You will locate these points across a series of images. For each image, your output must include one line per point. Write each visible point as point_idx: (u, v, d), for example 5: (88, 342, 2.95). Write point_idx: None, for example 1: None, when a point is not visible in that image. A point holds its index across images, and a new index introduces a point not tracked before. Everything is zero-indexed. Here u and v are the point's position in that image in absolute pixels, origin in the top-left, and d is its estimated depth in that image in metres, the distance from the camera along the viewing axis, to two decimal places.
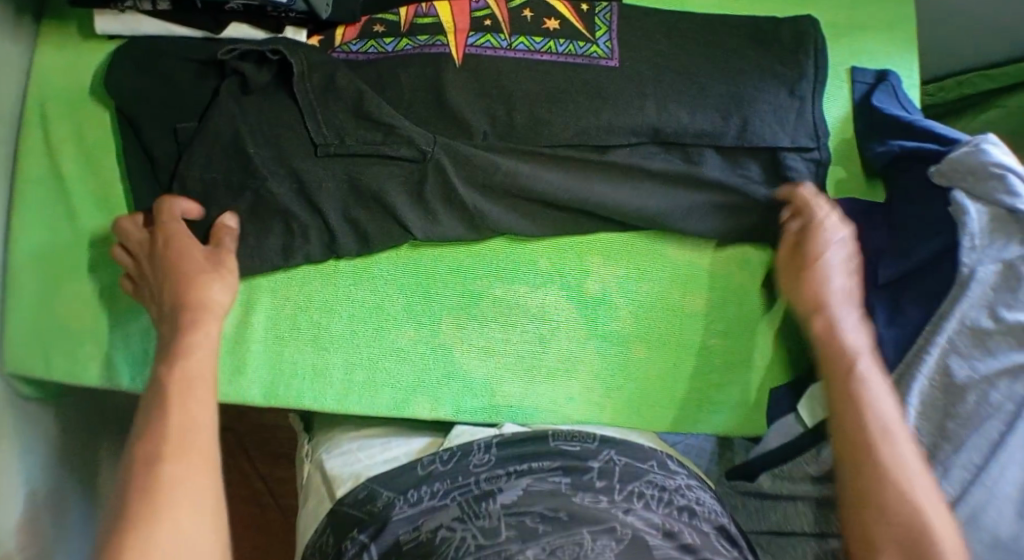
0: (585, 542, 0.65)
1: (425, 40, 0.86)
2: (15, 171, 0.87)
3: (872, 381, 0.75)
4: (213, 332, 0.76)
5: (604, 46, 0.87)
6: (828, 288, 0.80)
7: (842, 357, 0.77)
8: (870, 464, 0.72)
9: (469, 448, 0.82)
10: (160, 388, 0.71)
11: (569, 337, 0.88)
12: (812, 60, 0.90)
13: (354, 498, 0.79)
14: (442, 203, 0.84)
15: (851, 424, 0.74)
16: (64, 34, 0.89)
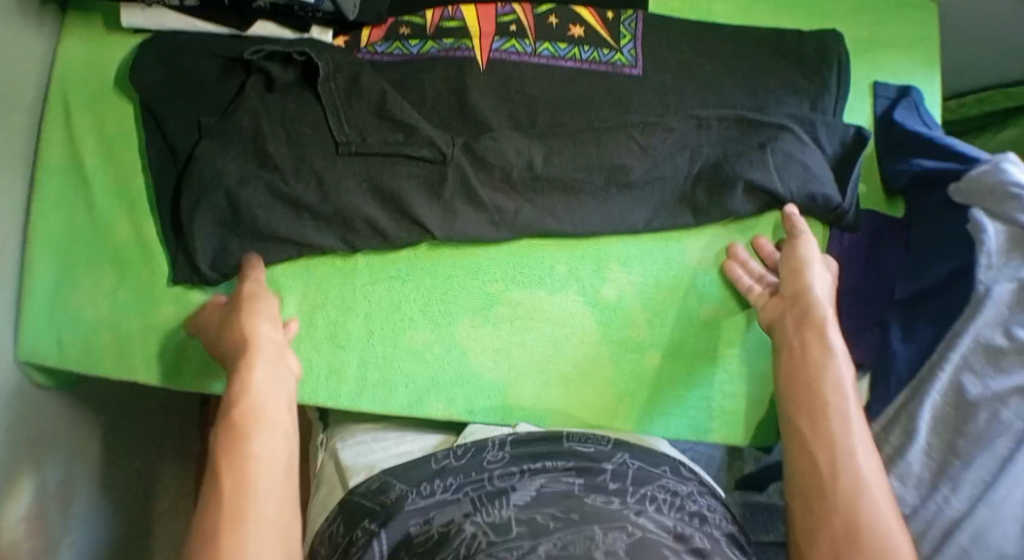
0: (596, 537, 0.65)
1: (451, 44, 0.88)
2: (37, 159, 0.88)
3: (848, 438, 0.72)
4: (279, 413, 0.73)
5: (628, 54, 0.89)
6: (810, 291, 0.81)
7: (829, 409, 0.73)
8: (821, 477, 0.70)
9: (483, 446, 0.83)
10: (235, 430, 0.71)
11: (583, 342, 0.88)
12: (835, 79, 0.91)
13: (367, 488, 0.81)
14: (463, 203, 0.85)
15: (823, 471, 0.71)
16: (91, 25, 0.90)
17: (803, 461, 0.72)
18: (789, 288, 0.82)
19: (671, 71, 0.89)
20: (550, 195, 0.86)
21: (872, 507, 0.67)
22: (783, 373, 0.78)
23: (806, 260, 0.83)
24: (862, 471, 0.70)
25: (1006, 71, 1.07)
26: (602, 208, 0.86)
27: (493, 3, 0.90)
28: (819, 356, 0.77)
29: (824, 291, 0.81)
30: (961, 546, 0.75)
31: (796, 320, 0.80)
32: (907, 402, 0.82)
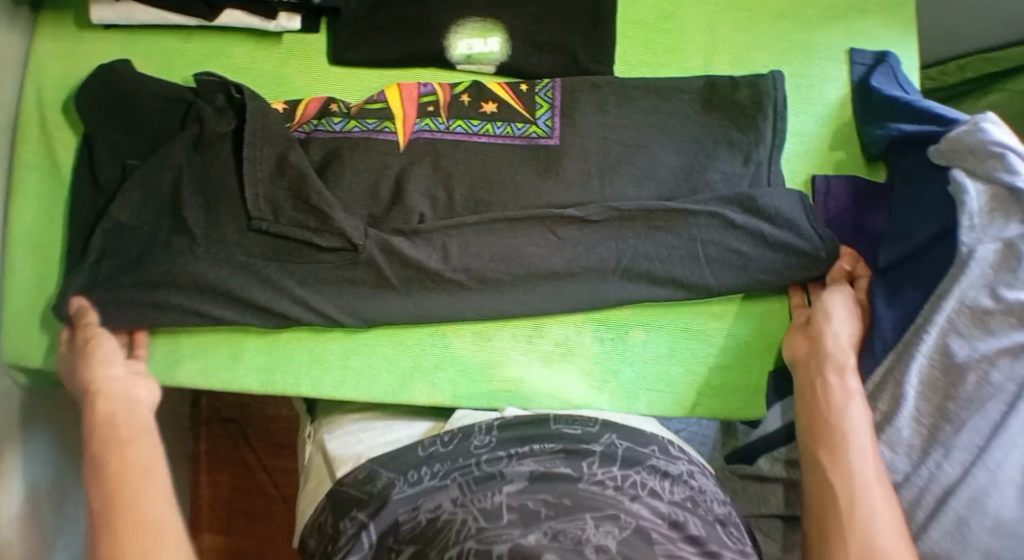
0: (586, 528, 0.66)
1: (374, 125, 0.84)
2: (14, 161, 0.88)
3: (857, 453, 0.74)
4: (137, 401, 0.78)
5: (543, 124, 0.85)
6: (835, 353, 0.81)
7: (835, 426, 0.76)
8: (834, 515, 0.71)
9: (470, 431, 0.81)
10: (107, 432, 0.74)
11: (564, 320, 0.87)
12: (770, 119, 0.87)
13: (354, 478, 0.80)
14: (382, 255, 0.82)
15: (834, 483, 0.73)
16: (62, 24, 0.90)
17: (822, 496, 0.72)
18: (817, 335, 0.83)
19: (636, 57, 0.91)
20: (471, 244, 0.83)
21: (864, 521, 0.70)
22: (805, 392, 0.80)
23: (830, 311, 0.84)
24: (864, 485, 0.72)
25: (987, 34, 1.05)
26: (521, 254, 0.83)
27: (415, 83, 0.87)
28: (840, 397, 0.77)
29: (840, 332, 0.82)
30: (954, 515, 0.75)
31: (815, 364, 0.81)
32: (893, 367, 0.81)
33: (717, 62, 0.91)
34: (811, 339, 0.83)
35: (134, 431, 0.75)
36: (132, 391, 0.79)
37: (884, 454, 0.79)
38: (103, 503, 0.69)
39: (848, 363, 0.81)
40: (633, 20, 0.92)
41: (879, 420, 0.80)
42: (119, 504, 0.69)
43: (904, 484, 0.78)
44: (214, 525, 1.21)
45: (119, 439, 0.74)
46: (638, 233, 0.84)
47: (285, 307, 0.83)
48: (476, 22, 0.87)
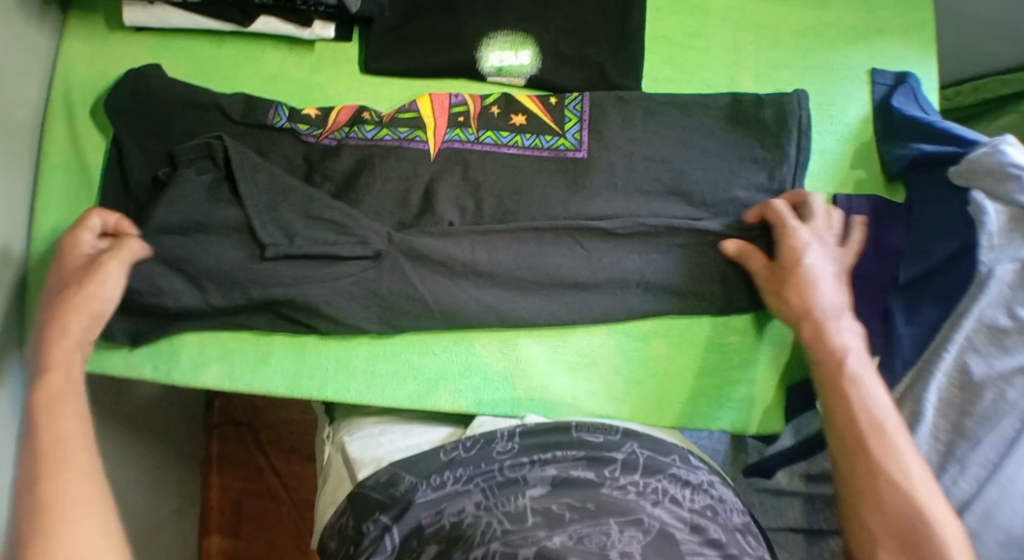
0: (611, 533, 0.67)
1: (405, 134, 0.84)
2: (41, 160, 0.88)
3: (879, 412, 0.73)
4: (79, 410, 0.71)
5: (571, 137, 0.86)
6: (818, 296, 0.79)
7: (852, 390, 0.75)
8: (879, 488, 0.71)
9: (492, 436, 0.82)
10: (33, 452, 0.67)
11: (588, 330, 0.88)
12: (795, 138, 0.88)
13: (376, 480, 0.80)
14: (410, 265, 0.83)
15: (866, 451, 0.72)
16: (93, 25, 0.91)
17: (858, 472, 0.73)
18: (784, 251, 0.81)
19: (662, 72, 0.92)
20: (498, 253, 0.84)
21: (905, 484, 0.71)
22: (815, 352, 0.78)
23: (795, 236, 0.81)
24: (890, 447, 0.72)
25: (1002, 57, 1.07)
26: (545, 264, 0.84)
27: (446, 92, 0.87)
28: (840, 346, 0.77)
29: (805, 289, 0.79)
30: (969, 528, 0.76)
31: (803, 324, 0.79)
32: (913, 385, 0.82)
33: (741, 79, 0.92)
34: (778, 299, 0.81)
35: (69, 454, 0.67)
36: (73, 354, 0.74)
37: None
38: (29, 475, 0.66)
39: (819, 275, 0.79)
40: (660, 37, 0.93)
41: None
42: (44, 478, 0.66)
43: None
44: (223, 528, 1.21)
45: (52, 399, 0.70)
46: (661, 244, 0.85)
47: (308, 316, 0.83)
48: (509, 34, 0.88)
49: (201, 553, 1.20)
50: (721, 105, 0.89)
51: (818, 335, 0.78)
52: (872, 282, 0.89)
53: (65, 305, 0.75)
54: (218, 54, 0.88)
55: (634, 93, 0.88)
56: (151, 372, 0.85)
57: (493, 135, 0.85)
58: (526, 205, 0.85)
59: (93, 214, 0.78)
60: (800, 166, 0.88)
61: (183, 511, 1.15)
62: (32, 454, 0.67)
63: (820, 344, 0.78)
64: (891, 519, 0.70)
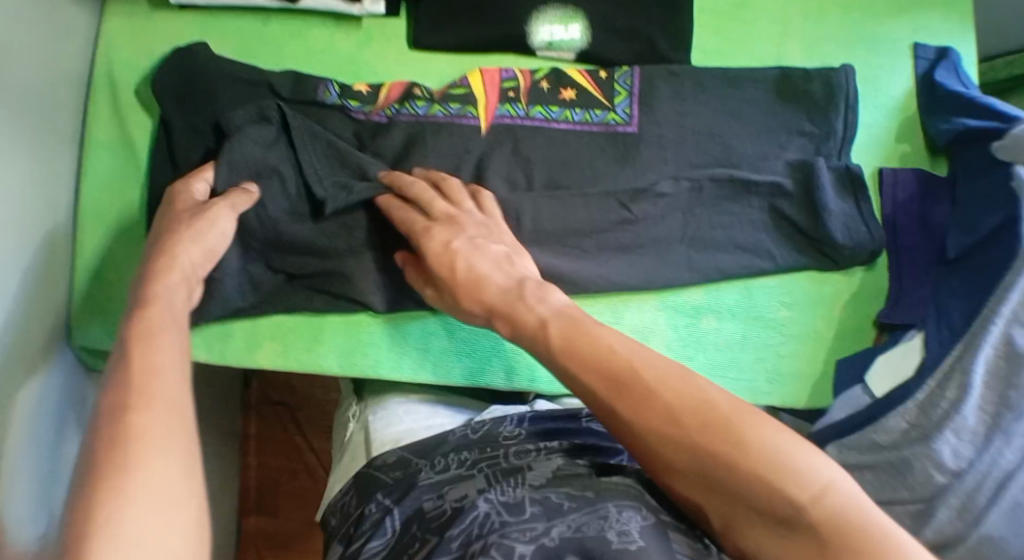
0: (610, 515, 0.63)
1: (457, 110, 0.84)
2: (85, 140, 0.88)
3: (752, 436, 0.56)
4: (173, 346, 0.63)
5: (622, 111, 0.86)
6: (521, 294, 0.70)
7: (654, 384, 0.60)
8: (720, 470, 0.56)
9: (501, 420, 0.86)
10: (126, 380, 0.58)
11: (640, 306, 0.88)
12: (842, 113, 0.88)
13: (382, 461, 0.84)
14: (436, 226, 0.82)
15: (761, 510, 0.55)
16: (133, 3, 0.89)
17: (714, 463, 0.57)
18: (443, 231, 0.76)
19: (710, 46, 0.92)
20: (549, 230, 0.84)
21: (744, 456, 0.56)
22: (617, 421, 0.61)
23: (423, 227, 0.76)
24: (748, 427, 0.57)
25: None
26: (597, 238, 0.85)
27: (497, 68, 0.87)
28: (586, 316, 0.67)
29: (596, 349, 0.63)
30: (1013, 500, 0.70)
31: (610, 392, 0.61)
32: (960, 356, 0.79)
33: (788, 51, 0.92)
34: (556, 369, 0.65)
35: (159, 384, 0.58)
36: (173, 295, 0.69)
37: (949, 440, 0.76)
38: (114, 398, 0.57)
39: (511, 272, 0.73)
40: (706, 10, 0.93)
41: (946, 408, 0.78)
42: (130, 405, 0.56)
43: (968, 469, 0.74)
44: (263, 507, 1.23)
45: (152, 329, 0.64)
46: (708, 216, 0.86)
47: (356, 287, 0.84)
48: (558, 9, 0.87)
49: (239, 535, 1.21)
50: (770, 79, 0.89)
51: (642, 407, 0.60)
52: (916, 254, 0.90)
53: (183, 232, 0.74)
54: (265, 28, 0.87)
55: (683, 67, 0.88)
56: (205, 352, 0.86)
57: (544, 112, 0.85)
58: (581, 180, 0.85)
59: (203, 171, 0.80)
60: (847, 141, 0.89)
61: (224, 491, 1.17)
62: (120, 380, 0.58)
63: (624, 413, 0.60)
64: (761, 507, 0.55)
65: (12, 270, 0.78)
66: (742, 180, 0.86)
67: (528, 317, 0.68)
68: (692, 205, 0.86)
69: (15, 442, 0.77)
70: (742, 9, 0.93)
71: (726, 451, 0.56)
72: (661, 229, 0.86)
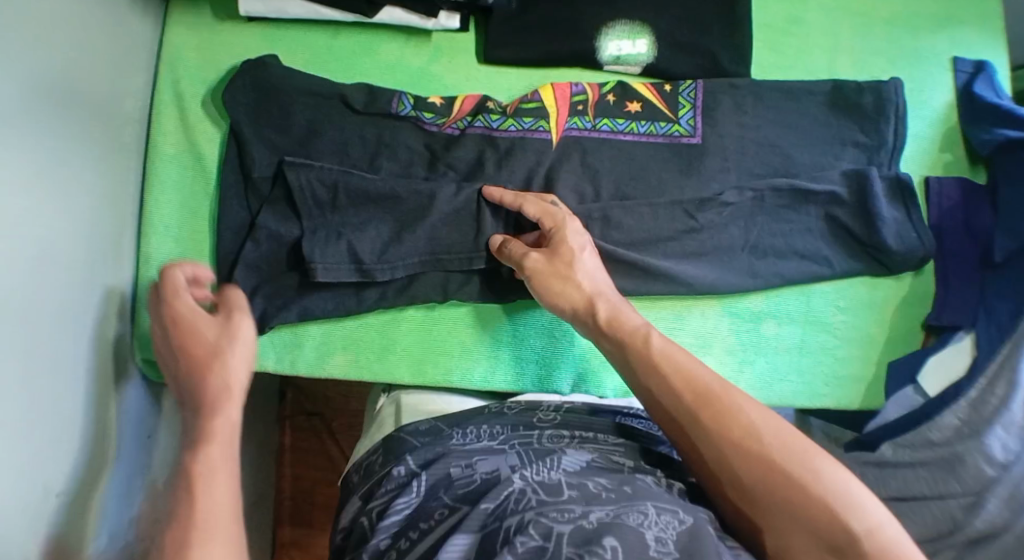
0: (648, 513, 0.65)
1: (530, 124, 0.87)
2: (148, 151, 0.88)
3: (812, 473, 0.64)
4: (229, 455, 0.66)
5: (685, 124, 0.89)
6: (598, 317, 0.77)
7: (725, 412, 0.68)
8: (777, 498, 0.64)
9: (536, 405, 0.85)
10: (182, 521, 0.61)
11: (704, 312, 0.91)
12: (893, 124, 0.92)
13: (415, 428, 0.84)
14: (490, 210, 0.84)
15: (817, 524, 0.63)
16: (200, 15, 0.90)
17: (774, 494, 0.64)
18: (568, 269, 0.79)
19: (764, 61, 0.95)
20: (616, 237, 0.87)
21: (801, 494, 0.63)
22: (703, 432, 0.68)
23: (544, 269, 0.79)
24: (809, 468, 0.64)
25: None
26: (663, 246, 0.88)
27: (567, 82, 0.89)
28: (638, 339, 0.74)
29: (683, 368, 0.71)
30: None
31: (687, 418, 0.69)
32: (1010, 354, 0.82)
33: (839, 65, 0.96)
34: (643, 388, 0.73)
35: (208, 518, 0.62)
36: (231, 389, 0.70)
37: (999, 435, 0.80)
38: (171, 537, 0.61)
39: (615, 300, 0.78)
40: (762, 25, 0.96)
41: (996, 403, 0.81)
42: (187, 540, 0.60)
43: (1018, 461, 0.79)
44: (299, 518, 1.23)
45: (206, 447, 0.66)
46: (768, 224, 0.89)
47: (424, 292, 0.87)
48: (626, 23, 0.89)
49: (275, 545, 1.22)
50: (824, 91, 0.92)
51: (721, 421, 0.68)
52: (963, 259, 0.93)
53: (234, 349, 0.72)
54: (338, 42, 0.90)
55: (743, 80, 0.91)
56: (276, 362, 0.87)
57: (610, 124, 0.88)
58: (647, 189, 0.88)
59: (180, 270, 0.77)
60: (896, 151, 0.92)
61: (261, 504, 1.17)
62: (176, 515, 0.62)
63: (706, 428, 0.68)
64: (815, 535, 0.63)
65: (74, 286, 0.77)
66: (800, 189, 0.89)
67: (620, 338, 0.75)
68: (755, 212, 0.89)
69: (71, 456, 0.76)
70: (794, 25, 0.97)
71: (787, 485, 0.64)
72: (723, 239, 0.89)
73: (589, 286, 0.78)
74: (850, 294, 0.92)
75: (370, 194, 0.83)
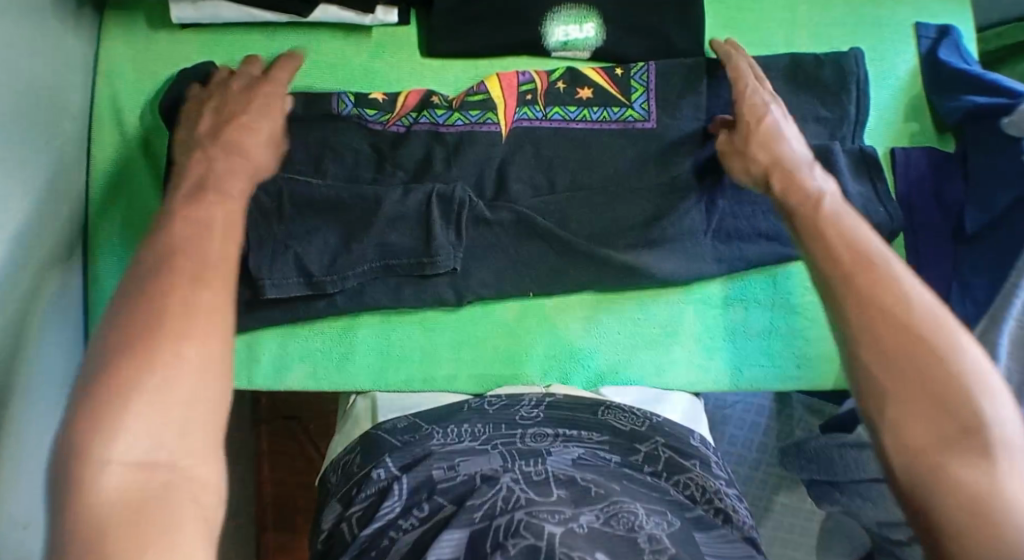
0: (638, 516, 0.64)
1: (477, 117, 0.84)
2: (90, 168, 0.86)
3: (955, 341, 0.61)
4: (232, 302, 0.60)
5: (639, 108, 0.86)
6: (794, 159, 0.78)
7: (873, 271, 0.65)
8: (902, 354, 0.61)
9: (517, 401, 0.82)
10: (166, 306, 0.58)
11: (669, 300, 0.89)
12: (854, 97, 0.89)
13: (392, 425, 0.80)
14: (440, 217, 0.81)
15: (934, 386, 0.59)
16: (134, 24, 0.87)
17: (897, 353, 0.61)
18: (757, 139, 0.79)
19: (720, 38, 0.93)
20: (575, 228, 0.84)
21: (948, 356, 0.60)
22: (848, 293, 0.65)
23: (779, 124, 0.80)
24: (951, 335, 0.61)
25: None
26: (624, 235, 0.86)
27: (513, 71, 0.87)
28: (831, 204, 0.72)
29: (863, 238, 0.68)
30: None
31: (842, 280, 0.65)
32: (986, 329, 0.80)
33: (798, 38, 0.93)
34: (821, 255, 0.68)
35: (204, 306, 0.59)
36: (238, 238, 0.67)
37: None
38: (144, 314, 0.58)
39: (810, 168, 0.77)
40: (715, 1, 0.93)
41: None
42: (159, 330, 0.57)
43: None
44: (281, 524, 1.22)
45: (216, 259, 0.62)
46: (731, 206, 0.87)
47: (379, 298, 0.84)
48: (574, 9, 0.86)
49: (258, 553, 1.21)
50: (782, 67, 0.90)
51: (881, 287, 0.64)
52: (935, 232, 0.90)
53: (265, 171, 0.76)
54: (278, 45, 0.87)
55: (697, 59, 0.88)
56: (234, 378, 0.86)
57: (562, 112, 0.86)
58: (604, 176, 0.85)
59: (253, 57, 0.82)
60: (859, 125, 0.90)
61: (241, 513, 1.15)
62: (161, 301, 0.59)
63: (861, 287, 0.64)
64: (927, 396, 0.59)
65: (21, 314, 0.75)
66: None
67: (805, 201, 0.73)
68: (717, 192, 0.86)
69: (23, 493, 0.74)
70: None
71: (924, 345, 0.61)
72: (686, 219, 0.85)
73: (764, 163, 0.78)
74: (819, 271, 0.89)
75: (316, 200, 0.80)
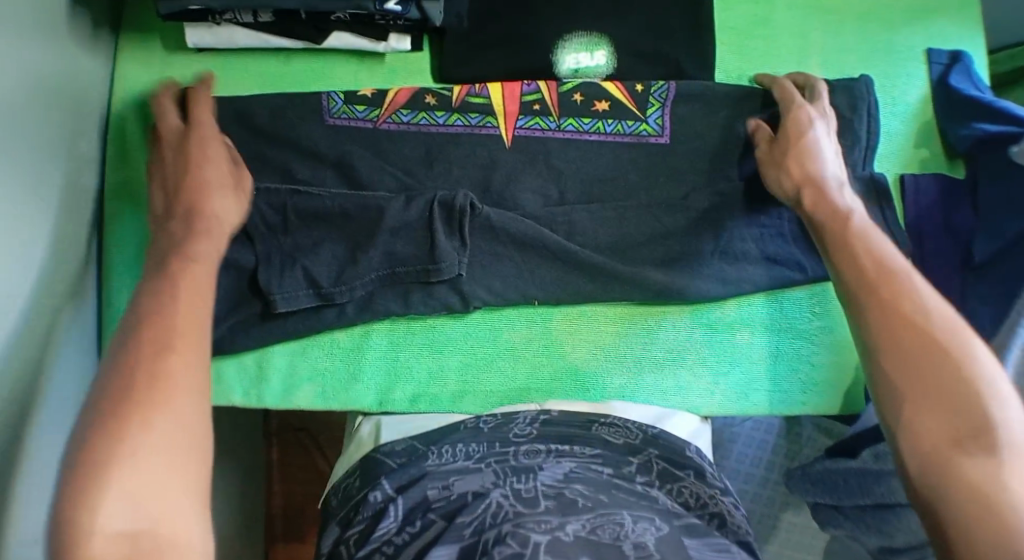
0: (625, 523, 0.64)
1: (477, 120, 0.86)
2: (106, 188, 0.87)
3: (970, 347, 0.62)
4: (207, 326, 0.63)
5: (653, 122, 0.87)
6: (823, 175, 0.78)
7: (894, 281, 0.66)
8: (915, 357, 0.62)
9: (512, 418, 0.83)
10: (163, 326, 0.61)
11: (675, 325, 0.89)
12: (865, 122, 0.89)
13: (390, 448, 0.82)
14: (443, 223, 0.83)
15: (948, 389, 0.60)
16: (151, 48, 0.89)
17: (915, 354, 0.62)
18: (791, 151, 0.80)
19: (731, 63, 0.93)
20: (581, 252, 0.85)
21: (960, 360, 0.61)
22: (869, 296, 0.66)
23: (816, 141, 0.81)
24: (964, 341, 0.62)
25: None
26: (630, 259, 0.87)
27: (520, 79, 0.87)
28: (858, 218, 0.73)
29: (886, 250, 0.69)
30: None
31: (860, 289, 0.67)
32: None
33: (808, 64, 0.94)
34: (843, 264, 0.70)
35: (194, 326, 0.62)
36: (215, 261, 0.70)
37: None
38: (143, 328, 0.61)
39: (840, 187, 0.78)
40: (726, 27, 0.94)
41: None
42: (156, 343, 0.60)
43: None
44: (291, 532, 1.24)
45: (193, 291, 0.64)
46: (739, 228, 0.87)
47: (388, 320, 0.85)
48: (584, 36, 0.87)
49: None
50: None
51: (900, 298, 0.65)
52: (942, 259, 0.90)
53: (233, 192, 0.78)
54: (292, 69, 0.88)
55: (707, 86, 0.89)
56: (242, 398, 0.87)
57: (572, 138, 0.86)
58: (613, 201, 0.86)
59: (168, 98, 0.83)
60: (870, 149, 0.90)
61: (252, 523, 1.17)
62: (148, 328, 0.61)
63: (880, 295, 0.66)
64: (939, 396, 0.60)
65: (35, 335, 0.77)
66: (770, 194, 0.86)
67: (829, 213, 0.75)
68: (726, 217, 0.86)
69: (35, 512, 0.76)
70: (760, 25, 0.94)
71: (937, 347, 0.62)
72: (689, 246, 0.87)
73: (794, 178, 0.79)
74: (823, 298, 0.90)
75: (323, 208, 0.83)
